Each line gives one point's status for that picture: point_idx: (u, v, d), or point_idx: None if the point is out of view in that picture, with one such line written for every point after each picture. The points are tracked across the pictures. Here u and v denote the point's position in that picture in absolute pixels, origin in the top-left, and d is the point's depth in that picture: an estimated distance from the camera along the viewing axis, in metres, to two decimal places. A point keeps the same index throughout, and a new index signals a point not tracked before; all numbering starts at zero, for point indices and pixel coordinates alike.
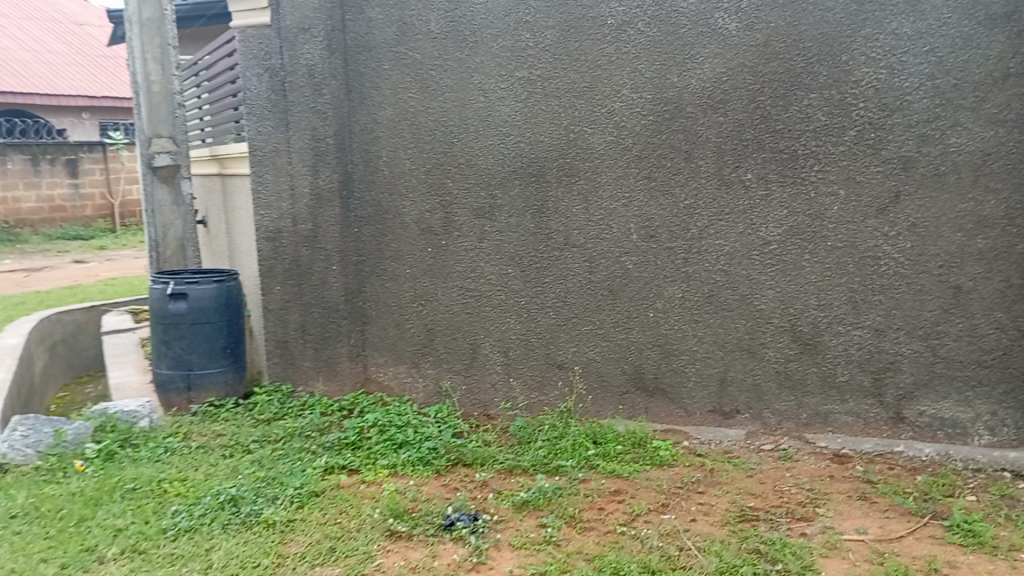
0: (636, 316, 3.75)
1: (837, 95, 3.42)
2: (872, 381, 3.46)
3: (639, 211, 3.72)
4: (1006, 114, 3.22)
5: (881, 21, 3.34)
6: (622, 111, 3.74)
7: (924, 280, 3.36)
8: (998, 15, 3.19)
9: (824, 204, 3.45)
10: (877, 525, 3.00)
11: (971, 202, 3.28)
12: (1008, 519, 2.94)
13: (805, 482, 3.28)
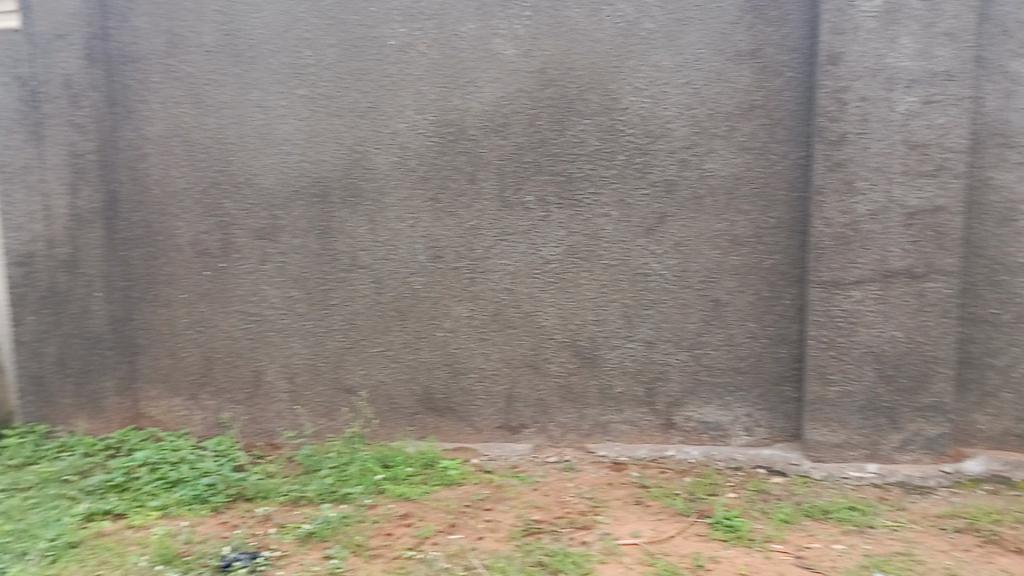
0: (424, 336, 3.92)
1: (607, 122, 3.66)
2: (646, 391, 3.82)
3: (425, 232, 3.85)
4: (753, 142, 3.58)
5: (645, 54, 3.60)
6: (406, 132, 3.79)
7: (687, 295, 3.72)
8: (744, 52, 3.54)
9: (599, 225, 3.73)
10: (649, 527, 3.22)
11: (725, 222, 3.64)
12: (762, 513, 3.27)
13: (586, 492, 3.54)
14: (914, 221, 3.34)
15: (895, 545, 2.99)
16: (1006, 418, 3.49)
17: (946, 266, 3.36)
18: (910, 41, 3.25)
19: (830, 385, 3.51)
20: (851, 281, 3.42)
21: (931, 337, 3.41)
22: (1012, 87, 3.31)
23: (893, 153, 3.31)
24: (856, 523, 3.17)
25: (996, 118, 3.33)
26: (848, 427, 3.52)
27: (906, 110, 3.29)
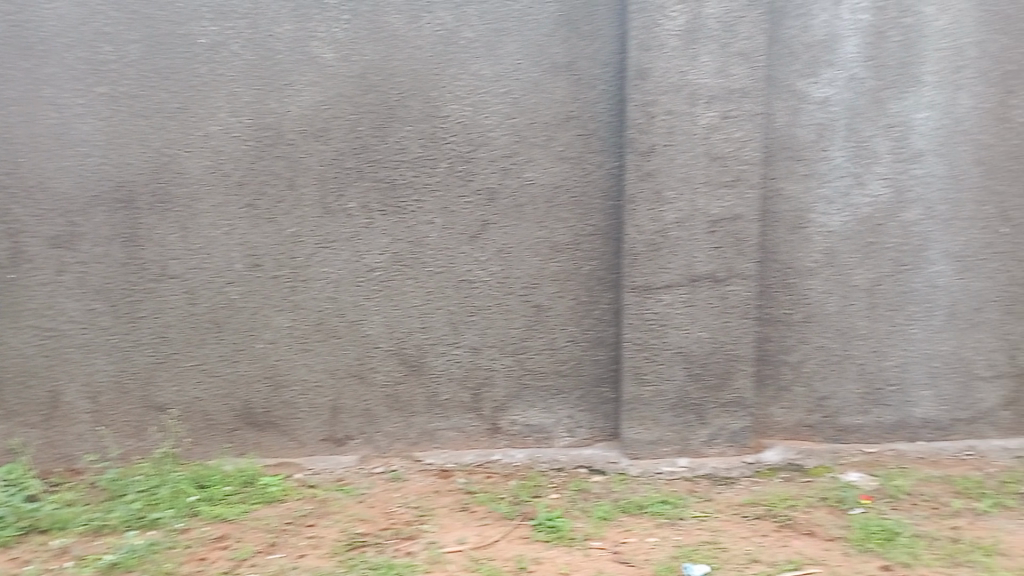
0: (243, 348, 3.76)
1: (429, 129, 3.65)
2: (472, 397, 3.84)
3: (242, 240, 3.69)
4: (570, 151, 3.69)
5: (465, 62, 3.62)
6: (219, 135, 3.62)
7: (511, 301, 3.78)
8: (559, 64, 3.64)
9: (422, 232, 3.72)
10: (474, 533, 3.23)
11: (545, 229, 3.73)
12: (582, 512, 3.38)
13: (412, 501, 3.51)
14: (716, 228, 3.57)
15: (703, 535, 3.17)
16: (799, 409, 3.79)
17: (745, 270, 3.60)
18: (709, 59, 3.46)
19: (645, 384, 3.68)
20: (662, 285, 3.60)
21: (733, 337, 3.64)
22: (797, 105, 3.60)
23: (697, 164, 3.52)
24: (669, 516, 3.33)
25: (785, 133, 3.61)
26: (661, 424, 3.70)
27: (707, 124, 3.50)
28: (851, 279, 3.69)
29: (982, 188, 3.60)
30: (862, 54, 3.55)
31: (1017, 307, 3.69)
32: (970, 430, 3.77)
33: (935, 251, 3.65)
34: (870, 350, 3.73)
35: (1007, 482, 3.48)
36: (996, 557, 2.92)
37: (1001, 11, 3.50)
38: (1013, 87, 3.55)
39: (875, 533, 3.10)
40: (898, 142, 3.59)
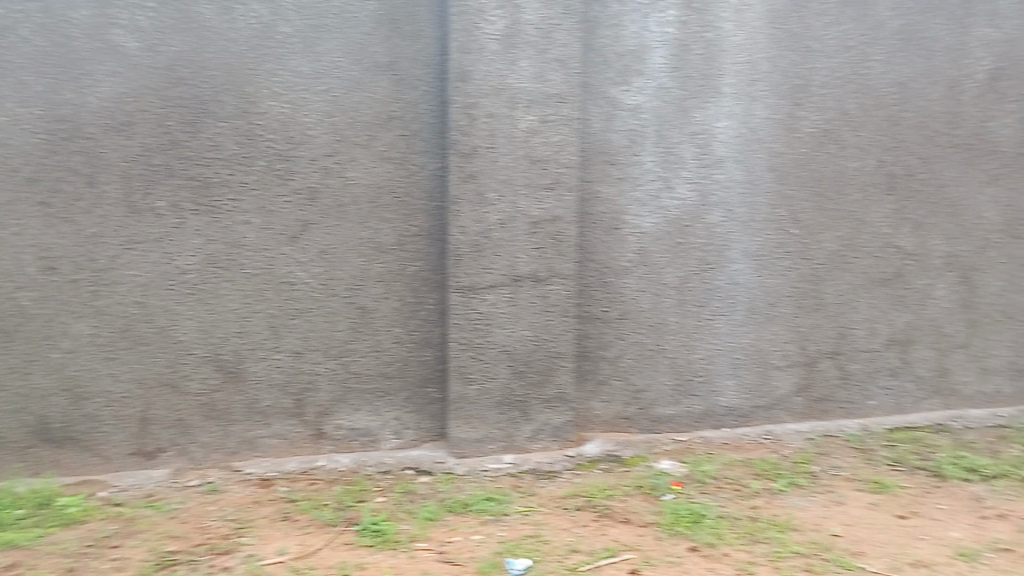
0: (37, 358, 3.47)
1: (244, 125, 3.51)
2: (295, 403, 3.73)
3: (35, 241, 3.40)
4: (393, 152, 3.66)
5: (282, 58, 3.51)
6: (7, 127, 3.34)
7: (334, 303, 3.70)
8: (380, 63, 3.60)
9: (239, 233, 3.57)
10: (296, 543, 3.14)
11: (369, 230, 3.68)
12: (407, 514, 3.36)
13: (229, 514, 3.36)
14: (537, 229, 3.66)
15: (526, 529, 3.24)
16: (616, 402, 3.96)
17: (564, 270, 3.72)
18: (527, 64, 3.55)
19: (470, 384, 3.72)
20: (486, 286, 3.65)
21: (554, 335, 3.75)
22: (611, 112, 3.76)
23: (517, 166, 3.60)
24: (494, 512, 3.38)
25: (600, 138, 3.77)
26: (486, 422, 3.75)
27: (526, 128, 3.58)
28: (662, 277, 3.90)
29: (775, 192, 3.90)
30: (669, 65, 3.76)
31: (807, 302, 4.01)
32: (768, 416, 4.07)
33: (735, 250, 3.92)
34: (679, 344, 3.96)
35: (800, 463, 3.79)
36: (789, 532, 3.17)
37: (789, 30, 3.81)
38: (800, 100, 3.86)
39: (684, 517, 3.29)
40: (701, 149, 3.83)
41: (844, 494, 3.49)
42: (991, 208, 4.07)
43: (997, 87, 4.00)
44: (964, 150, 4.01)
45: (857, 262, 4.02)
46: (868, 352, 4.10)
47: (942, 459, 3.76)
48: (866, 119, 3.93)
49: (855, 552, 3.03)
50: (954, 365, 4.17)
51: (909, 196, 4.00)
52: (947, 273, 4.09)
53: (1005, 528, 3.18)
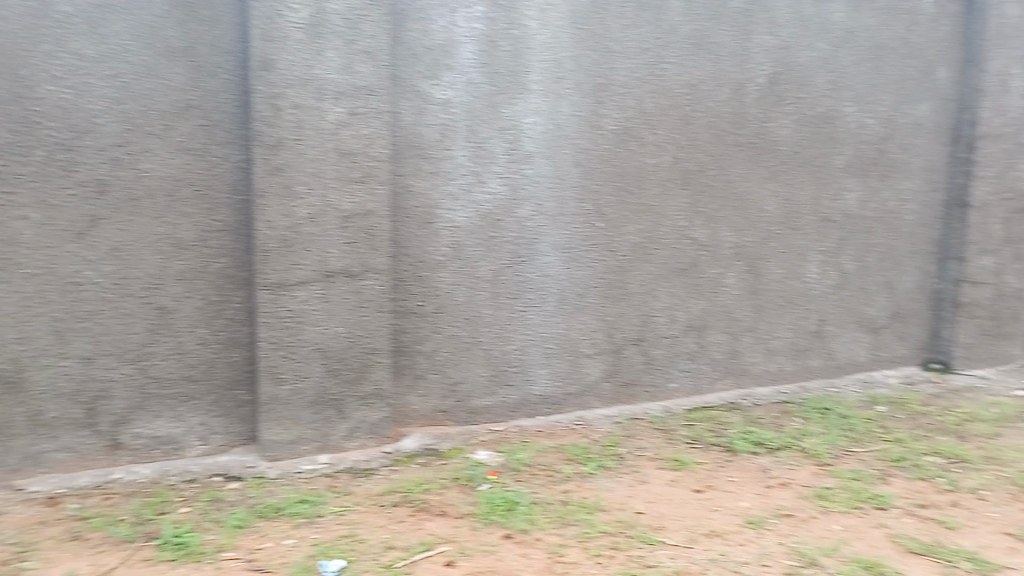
0: None
1: (19, 111, 3.20)
2: (86, 412, 3.46)
3: None
4: (191, 143, 3.46)
5: (61, 39, 3.23)
6: None
7: (129, 303, 3.46)
8: (175, 48, 3.39)
9: (15, 229, 3.26)
10: (88, 564, 2.92)
11: (167, 226, 3.47)
12: (214, 523, 3.21)
13: (9, 537, 3.07)
14: (348, 223, 3.59)
15: (341, 529, 3.18)
16: (434, 396, 3.97)
17: (378, 265, 3.67)
18: (334, 55, 3.47)
19: (282, 384, 3.60)
20: (296, 282, 3.54)
21: (369, 331, 3.70)
22: (421, 106, 3.75)
23: (326, 159, 3.51)
24: (307, 515, 3.29)
25: (411, 132, 3.75)
26: (300, 423, 3.65)
27: (335, 120, 3.50)
28: (476, 271, 3.94)
29: (581, 187, 4.05)
30: (477, 61, 3.80)
31: (613, 292, 4.20)
32: (579, 403, 4.23)
33: (545, 243, 4.03)
34: (494, 336, 4.03)
35: (609, 445, 3.97)
36: (597, 513, 3.31)
37: (591, 30, 3.96)
38: (602, 98, 4.03)
39: (498, 506, 3.35)
40: (510, 144, 3.90)
41: (648, 472, 3.70)
42: (773, 202, 4.43)
43: (776, 91, 4.35)
44: (748, 148, 4.34)
45: (657, 253, 4.25)
46: (669, 338, 4.36)
47: (734, 435, 4.06)
48: (662, 118, 4.16)
49: (657, 527, 3.21)
50: (744, 348, 4.51)
51: (702, 191, 4.28)
52: (736, 262, 4.42)
53: (786, 495, 3.48)
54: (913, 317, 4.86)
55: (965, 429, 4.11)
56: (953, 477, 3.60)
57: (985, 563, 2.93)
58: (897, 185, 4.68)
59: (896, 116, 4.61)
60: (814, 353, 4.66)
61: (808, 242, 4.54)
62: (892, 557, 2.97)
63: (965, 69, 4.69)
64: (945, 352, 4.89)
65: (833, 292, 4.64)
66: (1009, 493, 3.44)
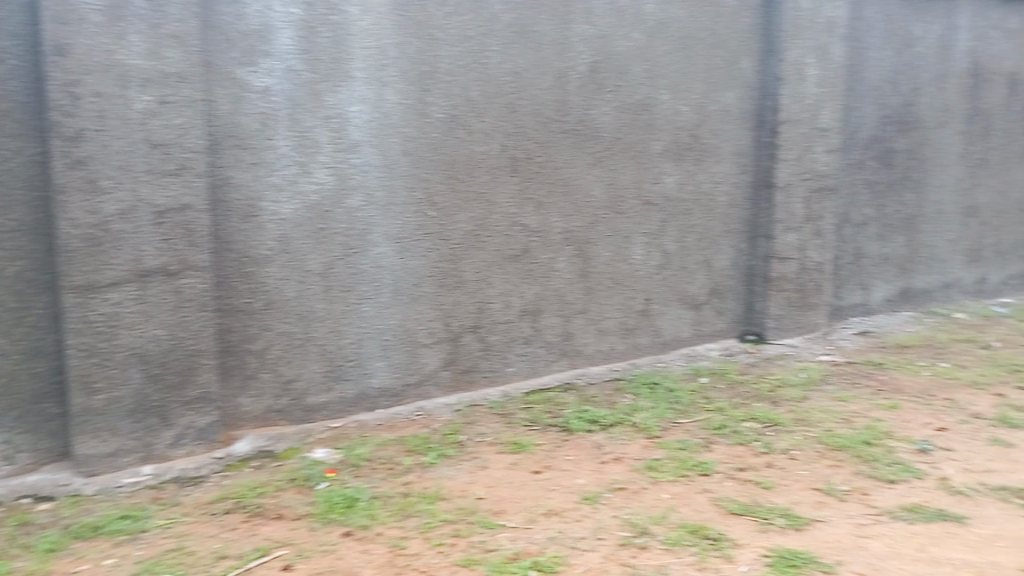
0: None
1: None
2: None
3: None
4: None
5: None
6: None
7: None
8: None
9: None
10: None
11: None
12: (22, 550, 2.94)
13: None
14: (163, 219, 3.38)
15: (168, 543, 3.01)
16: (266, 396, 3.83)
17: (198, 262, 3.48)
18: (139, 39, 3.24)
19: (96, 393, 3.35)
20: (107, 284, 3.30)
21: (192, 332, 3.51)
22: (239, 93, 3.58)
23: (135, 151, 3.28)
24: (129, 531, 3.08)
25: (228, 122, 3.58)
26: (119, 434, 3.41)
27: (143, 109, 3.28)
28: (305, 265, 3.82)
29: (411, 176, 4.02)
30: (296, 47, 3.68)
31: (447, 281, 4.20)
32: (418, 393, 4.22)
33: (377, 234, 3.97)
34: (328, 330, 3.93)
35: (449, 434, 3.97)
36: (438, 502, 3.31)
37: (413, 17, 3.92)
38: (427, 86, 4.00)
39: (337, 504, 3.28)
40: (335, 133, 3.80)
41: (487, 458, 3.73)
42: (598, 187, 4.58)
43: (596, 79, 4.48)
44: (573, 135, 4.45)
45: (489, 240, 4.29)
46: (504, 324, 4.41)
47: (570, 414, 4.18)
48: (488, 106, 4.19)
49: (497, 511, 3.25)
50: (577, 329, 4.65)
51: (530, 178, 4.36)
52: (565, 247, 4.53)
53: (619, 469, 3.62)
54: (730, 292, 5.19)
55: (778, 394, 4.44)
56: (767, 440, 3.88)
57: (796, 517, 3.17)
58: (710, 169, 4.96)
59: (707, 103, 4.88)
60: (642, 331, 4.88)
61: (633, 225, 4.73)
62: (715, 519, 3.16)
63: (766, 59, 5.03)
64: (759, 323, 5.25)
65: (657, 272, 4.87)
66: (816, 451, 3.74)
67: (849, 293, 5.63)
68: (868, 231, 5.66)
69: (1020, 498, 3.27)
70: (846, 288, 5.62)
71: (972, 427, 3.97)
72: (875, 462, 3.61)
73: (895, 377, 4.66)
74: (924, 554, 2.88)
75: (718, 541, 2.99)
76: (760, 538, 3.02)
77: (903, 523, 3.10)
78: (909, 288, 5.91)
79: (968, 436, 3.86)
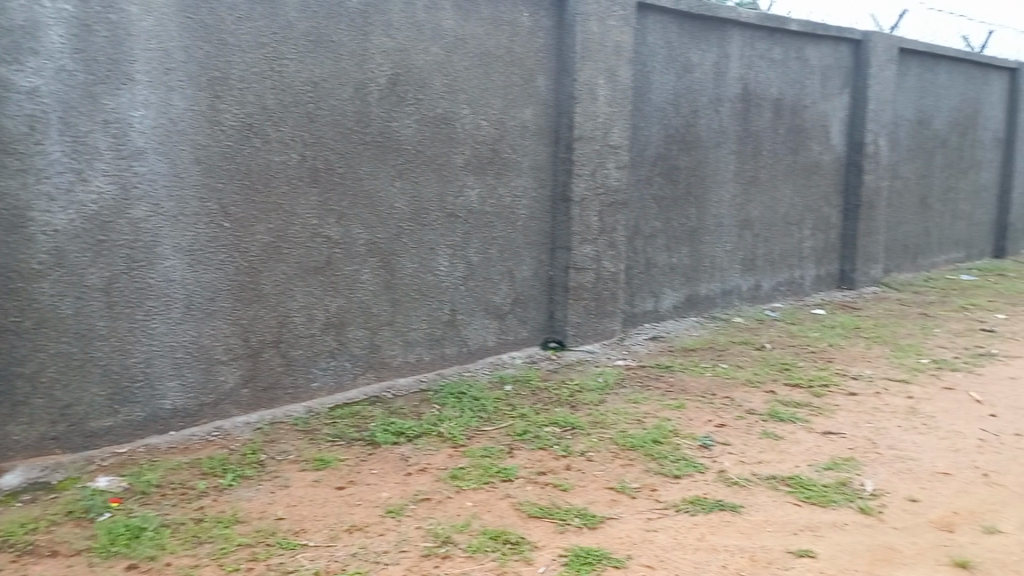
0: None
1: None
2: None
3: None
4: None
5: None
6: None
7: None
8: None
9: None
10: None
11: None
12: None
13: None
14: None
15: None
16: (39, 423, 3.51)
17: None
18: None
19: None
20: None
21: None
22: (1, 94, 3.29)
23: None
24: None
25: None
26: None
27: None
28: (83, 279, 3.55)
29: (202, 185, 3.84)
30: (69, 46, 3.42)
31: (245, 295, 4.04)
32: (215, 412, 4.02)
33: (165, 246, 3.75)
34: (111, 350, 3.66)
35: (248, 454, 3.81)
36: (234, 526, 3.17)
37: (201, 20, 3.76)
38: (219, 92, 3.85)
39: (121, 535, 3.06)
40: (116, 139, 3.56)
41: (289, 476, 3.62)
42: (401, 199, 4.59)
43: (396, 91, 4.50)
44: (374, 146, 4.44)
45: (290, 252, 4.18)
46: (307, 337, 4.31)
47: (376, 427, 4.14)
48: (285, 115, 4.09)
49: (297, 531, 3.17)
50: (383, 341, 4.62)
51: (331, 189, 4.29)
52: (369, 259, 4.50)
53: (424, 480, 3.64)
54: (532, 302, 5.36)
55: (577, 399, 4.63)
56: (566, 443, 4.04)
57: (591, 516, 3.32)
58: (511, 182, 5.12)
59: (505, 119, 5.03)
60: (448, 341, 4.93)
61: (437, 237, 4.78)
62: (516, 523, 3.25)
63: (561, 78, 5.26)
64: (560, 331, 5.46)
65: (461, 283, 4.94)
66: (611, 451, 3.95)
67: (641, 301, 5.99)
68: (657, 243, 6.05)
69: (786, 485, 3.62)
70: (639, 296, 5.97)
71: (747, 422, 4.34)
72: (663, 459, 3.86)
73: (682, 379, 5.01)
74: (704, 542, 3.12)
75: (518, 545, 3.08)
76: (557, 539, 3.14)
77: (686, 515, 3.33)
78: (695, 295, 6.38)
79: (743, 431, 4.22)
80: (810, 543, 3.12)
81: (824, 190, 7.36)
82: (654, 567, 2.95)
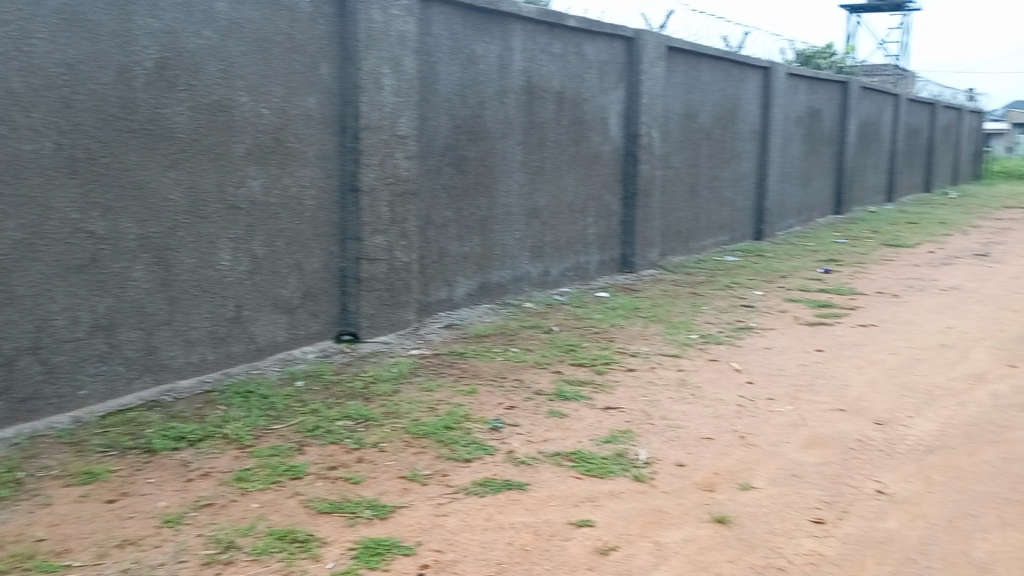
0: None
1: None
2: None
3: None
4: None
5: None
6: None
7: None
8: None
9: None
10: None
11: None
12: None
13: None
14: None
15: None
16: None
17: None
18: None
19: None
20: None
21: None
22: None
23: None
24: None
25: None
26: None
27: None
28: None
29: None
30: None
31: None
32: None
33: None
34: None
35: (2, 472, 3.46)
36: None
37: None
38: None
39: None
40: None
41: (51, 493, 3.33)
42: (175, 190, 4.33)
43: (166, 76, 4.23)
44: (142, 134, 4.15)
45: (46, 249, 3.82)
46: (70, 342, 3.97)
47: (153, 434, 3.90)
48: (35, 99, 3.73)
49: (61, 551, 2.93)
50: (160, 342, 4.35)
51: (94, 180, 3.97)
52: (141, 254, 4.21)
53: (206, 485, 3.47)
54: (323, 295, 5.25)
55: (370, 391, 4.61)
56: (358, 436, 4.01)
57: (381, 506, 3.33)
58: (296, 172, 4.98)
59: (287, 107, 4.88)
60: (233, 339, 4.73)
61: (217, 230, 4.56)
62: (304, 521, 3.19)
63: (344, 66, 5.18)
64: (353, 323, 5.40)
65: (246, 278, 4.75)
66: (403, 441, 3.96)
67: (435, 290, 6.05)
68: (449, 232, 6.13)
69: (569, 460, 3.81)
70: (433, 286, 6.02)
71: (535, 403, 4.52)
72: (454, 444, 3.93)
73: (474, 365, 5.12)
74: (491, 522, 3.22)
75: (306, 543, 3.02)
76: (347, 533, 3.12)
77: (475, 497, 3.42)
78: (487, 282, 6.53)
79: (531, 411, 4.39)
80: (589, 513, 3.30)
81: (605, 179, 7.77)
82: (442, 551, 3.00)
